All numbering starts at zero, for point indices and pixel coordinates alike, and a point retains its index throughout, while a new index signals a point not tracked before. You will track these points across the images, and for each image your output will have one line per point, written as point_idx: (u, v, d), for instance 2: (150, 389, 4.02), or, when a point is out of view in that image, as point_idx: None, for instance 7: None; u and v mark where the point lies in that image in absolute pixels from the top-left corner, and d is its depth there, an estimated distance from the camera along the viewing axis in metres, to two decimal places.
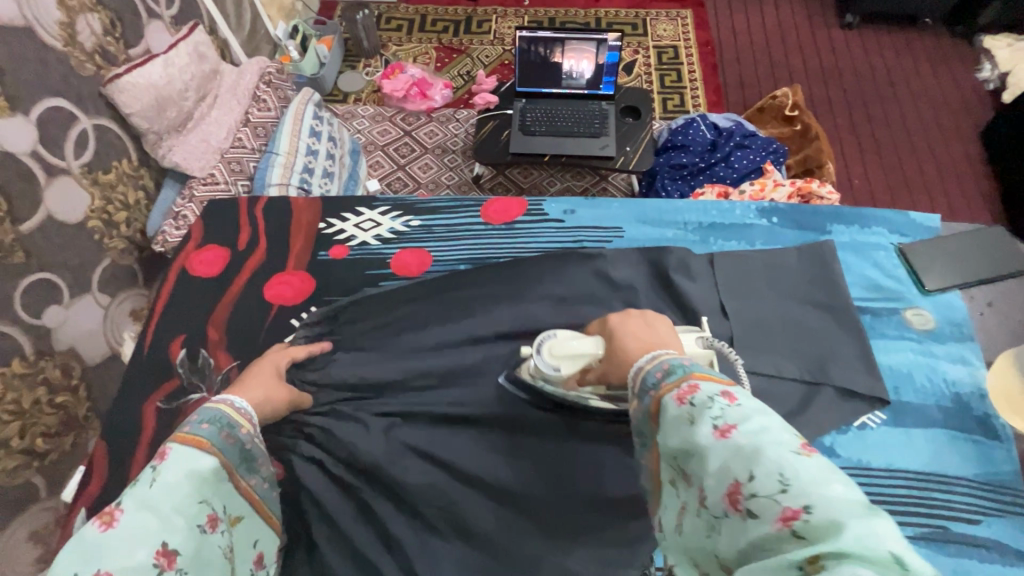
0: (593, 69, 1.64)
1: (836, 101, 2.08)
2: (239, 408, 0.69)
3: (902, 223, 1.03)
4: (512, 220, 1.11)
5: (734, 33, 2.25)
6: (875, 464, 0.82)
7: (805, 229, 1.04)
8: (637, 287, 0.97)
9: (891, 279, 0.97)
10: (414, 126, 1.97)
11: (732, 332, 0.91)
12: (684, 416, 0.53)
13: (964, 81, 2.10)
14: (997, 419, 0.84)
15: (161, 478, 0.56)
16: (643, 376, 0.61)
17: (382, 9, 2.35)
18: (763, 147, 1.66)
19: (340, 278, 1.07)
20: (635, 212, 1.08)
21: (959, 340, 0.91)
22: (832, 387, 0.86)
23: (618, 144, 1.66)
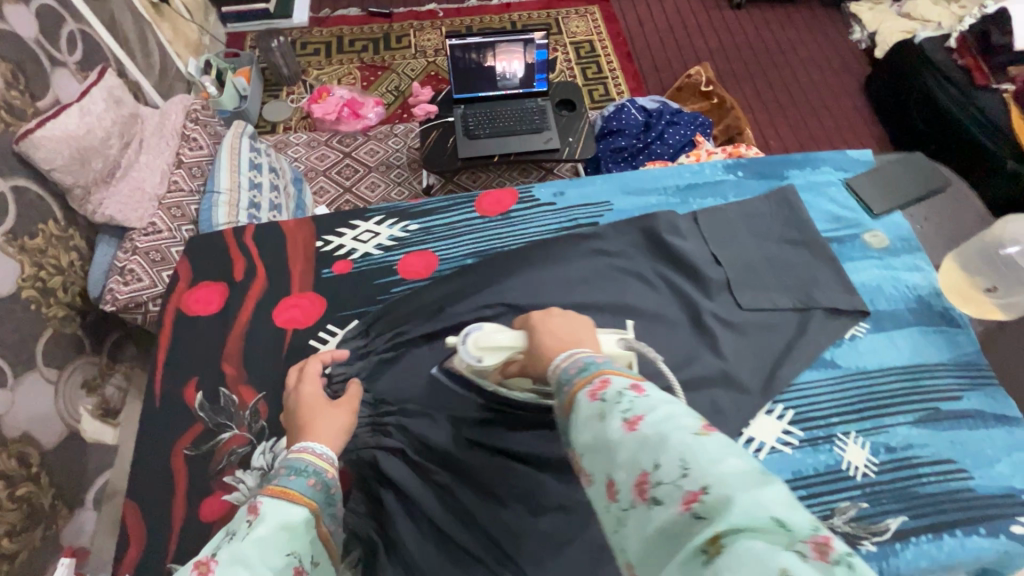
0: (524, 68, 1.71)
1: (741, 73, 2.28)
2: (322, 452, 0.70)
3: (843, 161, 1.17)
4: (508, 209, 1.13)
5: (640, 23, 2.40)
6: (870, 367, 0.92)
7: (767, 178, 1.14)
8: (633, 253, 1.02)
9: (847, 209, 1.09)
10: (353, 146, 1.96)
11: (727, 277, 0.99)
12: (594, 410, 0.50)
13: (841, 43, 2.38)
14: (953, 309, 0.98)
15: (255, 531, 0.57)
16: (559, 376, 0.58)
17: (295, 34, 2.30)
18: (691, 122, 1.79)
19: (349, 293, 1.05)
20: (618, 185, 1.14)
21: (911, 251, 1.04)
22: (821, 309, 0.96)
23: (560, 136, 1.73)
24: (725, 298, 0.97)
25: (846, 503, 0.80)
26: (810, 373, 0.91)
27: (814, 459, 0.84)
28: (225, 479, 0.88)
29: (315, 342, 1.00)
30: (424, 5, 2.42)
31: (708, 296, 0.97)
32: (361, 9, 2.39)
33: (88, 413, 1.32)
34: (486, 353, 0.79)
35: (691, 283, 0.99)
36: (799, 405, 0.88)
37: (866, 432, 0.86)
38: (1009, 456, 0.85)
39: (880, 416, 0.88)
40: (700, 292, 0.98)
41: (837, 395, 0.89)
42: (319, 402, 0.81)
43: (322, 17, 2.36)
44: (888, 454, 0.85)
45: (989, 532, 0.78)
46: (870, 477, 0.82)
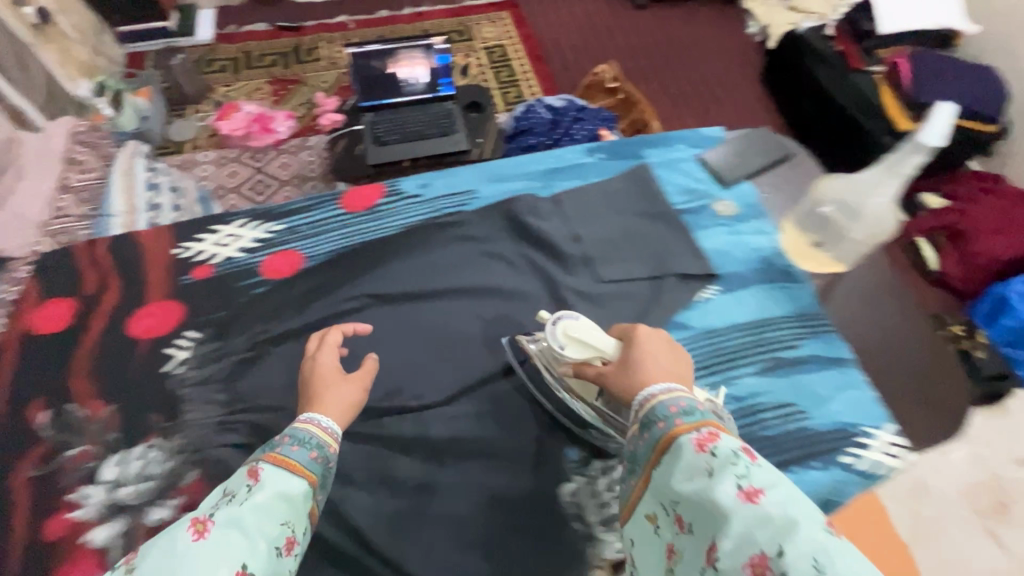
0: (428, 73, 1.75)
1: (646, 69, 2.38)
2: (327, 426, 0.76)
3: (697, 138, 1.22)
4: (375, 202, 1.14)
5: (549, 26, 2.47)
6: (719, 325, 0.98)
7: (625, 158, 1.19)
8: (496, 236, 1.07)
9: (698, 182, 1.15)
10: (265, 161, 1.92)
11: (584, 253, 1.04)
12: (703, 464, 0.58)
13: (737, 36, 2.53)
14: (794, 267, 1.05)
15: (254, 497, 0.62)
16: (647, 414, 0.65)
17: (199, 52, 2.25)
18: (595, 117, 1.86)
19: (215, 297, 1.03)
20: (483, 174, 1.17)
21: (757, 216, 1.11)
22: (673, 275, 1.02)
23: (469, 138, 1.75)
24: (582, 272, 1.02)
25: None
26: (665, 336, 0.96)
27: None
28: (69, 497, 0.85)
29: (169, 350, 0.98)
30: (334, 17, 2.41)
31: (566, 271, 1.03)
32: (268, 24, 2.36)
33: None
34: (571, 343, 0.83)
35: (551, 261, 1.04)
36: None
37: (715, 384, 0.91)
38: (841, 393, 0.92)
39: (729, 369, 0.93)
40: (559, 267, 1.03)
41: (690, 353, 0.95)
42: (334, 375, 0.84)
43: (228, 33, 2.31)
44: (736, 403, 0.90)
45: (823, 466, 0.85)
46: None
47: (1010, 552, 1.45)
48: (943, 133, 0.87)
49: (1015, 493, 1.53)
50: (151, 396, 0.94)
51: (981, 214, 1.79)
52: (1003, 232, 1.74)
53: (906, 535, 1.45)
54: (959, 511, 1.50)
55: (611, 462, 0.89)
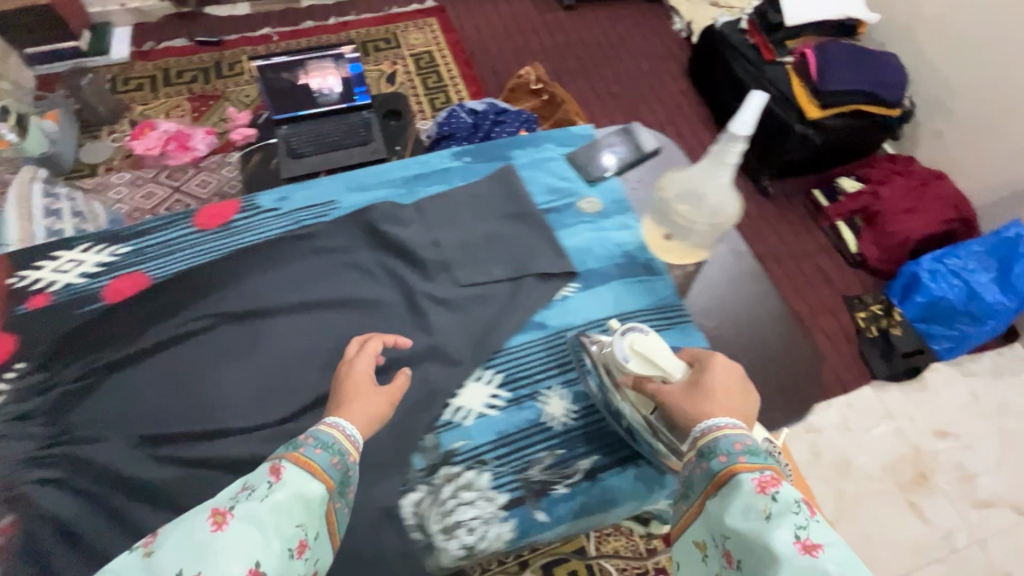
0: (341, 83, 1.72)
1: (574, 69, 2.40)
2: (349, 432, 0.71)
3: (566, 138, 1.21)
4: (229, 219, 1.06)
5: (477, 31, 2.47)
6: (577, 321, 0.98)
7: (492, 162, 1.16)
8: (355, 247, 1.02)
9: (564, 180, 1.14)
10: (183, 180, 1.88)
11: (445, 258, 1.00)
12: (761, 506, 0.56)
13: (665, 33, 2.56)
14: (655, 261, 1.06)
15: (274, 495, 0.58)
16: (708, 445, 0.64)
17: (115, 70, 2.18)
18: (517, 118, 1.86)
19: (47, 328, 0.95)
20: (347, 183, 1.11)
21: (620, 213, 1.11)
22: (531, 274, 1.00)
23: (387, 146, 1.74)
24: (443, 278, 0.99)
25: (542, 454, 0.87)
26: (521, 335, 0.96)
27: (517, 417, 0.89)
28: None
29: None
30: (257, 30, 2.38)
31: (426, 279, 0.99)
32: (187, 39, 2.30)
33: None
34: (637, 358, 0.79)
35: (411, 269, 1.00)
36: (508, 365, 0.93)
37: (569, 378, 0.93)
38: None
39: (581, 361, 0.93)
40: (419, 276, 0.99)
41: (545, 351, 0.95)
42: (364, 384, 0.79)
43: (145, 50, 2.25)
44: (586, 401, 0.92)
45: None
46: (566, 425, 0.89)
47: (929, 522, 1.49)
48: (751, 123, 0.87)
49: (937, 465, 1.57)
50: None
51: (894, 195, 1.84)
52: (915, 210, 1.80)
53: (830, 513, 1.48)
54: (881, 486, 1.53)
55: (458, 469, 0.84)
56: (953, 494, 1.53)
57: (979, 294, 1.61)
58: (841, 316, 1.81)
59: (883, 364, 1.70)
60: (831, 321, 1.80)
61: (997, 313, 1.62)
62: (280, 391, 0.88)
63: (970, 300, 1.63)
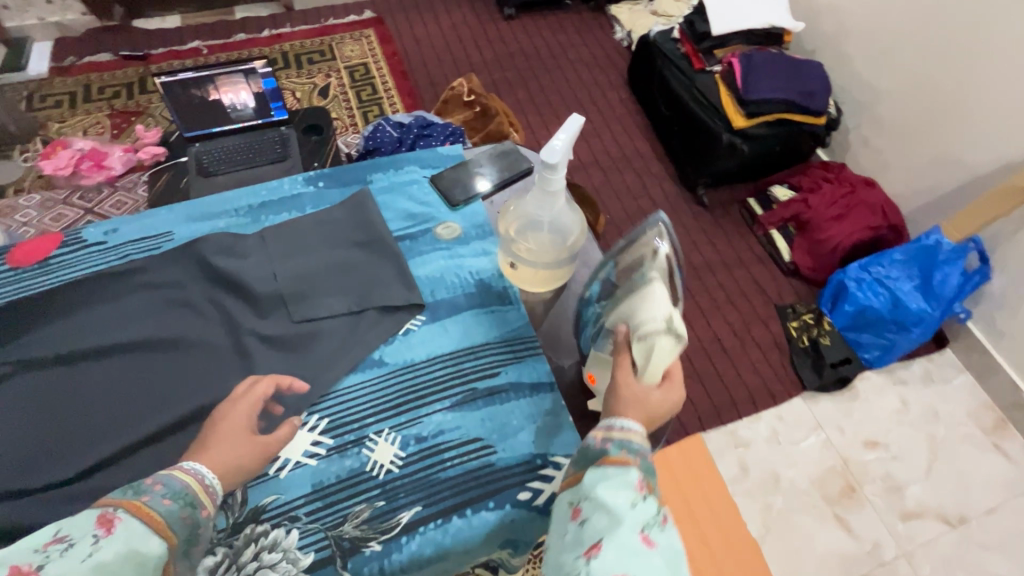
0: (255, 98, 1.66)
1: (513, 80, 2.36)
2: (209, 482, 0.65)
3: (433, 158, 1.06)
4: (45, 256, 0.88)
5: (415, 42, 2.44)
6: (418, 359, 0.82)
7: (349, 185, 1.01)
8: (186, 280, 0.85)
9: (423, 205, 0.98)
10: (98, 201, 1.81)
11: (280, 292, 0.84)
12: (631, 496, 0.63)
13: (606, 43, 2.55)
14: (512, 290, 0.90)
15: (96, 555, 0.54)
16: (620, 436, 0.67)
17: (32, 86, 2.10)
18: (443, 132, 1.82)
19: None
20: (182, 212, 0.94)
21: (483, 237, 0.96)
22: (374, 309, 0.85)
23: (305, 163, 1.68)
24: (280, 315, 0.84)
25: (362, 507, 0.71)
26: (350, 379, 0.80)
27: (338, 466, 0.74)
28: None
29: None
30: (187, 43, 2.31)
31: (259, 315, 0.83)
32: (112, 53, 2.23)
33: None
34: (640, 343, 0.73)
35: (243, 303, 0.84)
36: (335, 414, 0.77)
37: (400, 427, 0.77)
38: (535, 421, 0.78)
39: (417, 407, 0.78)
40: (251, 311, 0.83)
41: (377, 393, 0.79)
42: (237, 431, 0.70)
43: (65, 65, 2.17)
44: (418, 444, 0.76)
45: (496, 505, 0.73)
46: (391, 474, 0.73)
47: (856, 535, 1.47)
48: (563, 146, 0.72)
49: (864, 476, 1.55)
50: None
51: (822, 203, 1.84)
52: (841, 219, 1.81)
53: (756, 530, 1.46)
54: (809, 500, 1.51)
55: (264, 528, 0.69)
56: (880, 505, 1.51)
57: (902, 302, 1.61)
58: (773, 326, 1.79)
59: (813, 374, 1.69)
60: (763, 331, 1.78)
61: (923, 321, 1.61)
62: (59, 448, 0.72)
63: (895, 308, 1.63)
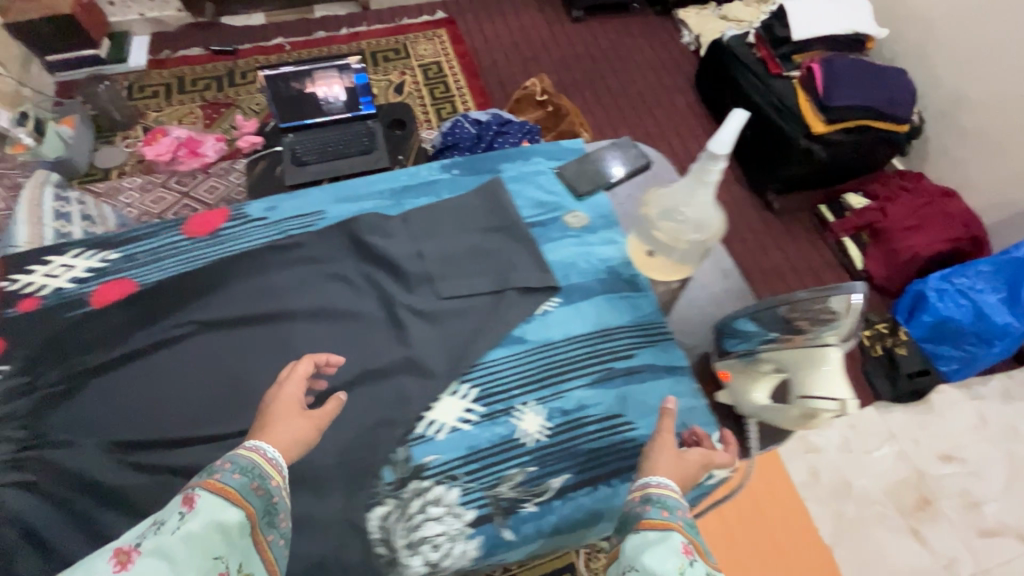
0: (346, 92, 1.74)
1: (581, 81, 2.39)
2: (272, 457, 0.67)
3: (557, 151, 1.20)
4: (217, 228, 1.06)
5: (486, 42, 2.50)
6: (555, 338, 0.96)
7: (481, 174, 1.15)
8: (341, 259, 1.02)
9: (551, 194, 1.11)
10: (192, 185, 1.93)
11: (426, 271, 1.00)
12: (677, 563, 0.57)
13: (672, 47, 2.55)
14: (640, 277, 1.03)
15: (186, 525, 0.55)
16: (657, 498, 0.67)
17: (132, 78, 2.25)
18: (520, 130, 1.87)
19: (32, 335, 0.95)
20: (332, 194, 1.11)
21: (608, 226, 1.08)
22: (513, 289, 0.98)
23: (390, 155, 1.76)
24: (425, 291, 0.99)
25: (515, 470, 0.86)
26: (496, 352, 0.94)
27: (490, 433, 0.88)
28: None
29: None
30: (271, 40, 2.43)
31: (408, 290, 0.99)
32: (203, 48, 2.37)
33: None
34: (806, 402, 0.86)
35: (394, 280, 1.00)
36: (485, 385, 0.91)
37: (543, 400, 0.90)
38: (671, 404, 0.91)
39: (558, 383, 0.92)
40: (402, 286, 0.99)
41: (520, 368, 0.93)
42: (291, 410, 0.74)
43: (162, 58, 2.32)
44: (563, 416, 0.90)
45: (641, 476, 0.86)
46: (540, 442, 0.88)
47: (932, 549, 1.45)
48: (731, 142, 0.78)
49: (940, 491, 1.52)
50: None
51: (900, 212, 1.80)
52: (920, 227, 1.76)
53: (828, 536, 1.45)
54: (881, 511, 1.49)
55: (427, 484, 0.84)
56: (957, 521, 1.49)
57: (987, 314, 1.57)
58: None
59: (886, 385, 1.67)
60: None
61: (1008, 335, 1.57)
62: (246, 401, 0.89)
63: (977, 320, 1.59)
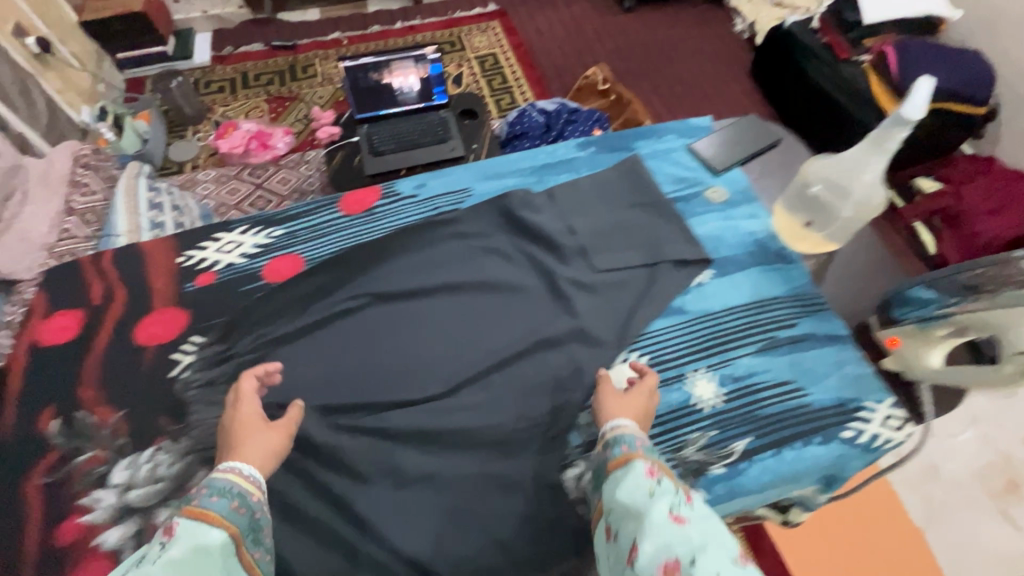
0: (421, 82, 1.78)
1: (637, 70, 2.40)
2: (247, 474, 0.71)
3: (686, 129, 1.29)
4: (371, 205, 1.16)
5: (539, 33, 2.51)
6: (715, 308, 1.02)
7: (617, 151, 1.25)
8: (491, 233, 1.09)
9: (689, 170, 1.20)
10: (264, 177, 1.92)
11: (582, 245, 1.07)
12: (646, 486, 0.65)
13: (725, 35, 2.54)
14: (787, 249, 1.09)
15: (167, 553, 0.58)
16: (615, 438, 0.74)
17: (197, 74, 2.30)
18: (589, 118, 1.87)
19: (212, 306, 1.04)
20: (477, 172, 1.21)
21: (750, 201, 1.16)
22: (668, 262, 1.05)
23: (465, 144, 1.78)
24: (581, 264, 1.05)
25: (697, 435, 0.89)
26: (660, 321, 1.00)
27: (667, 398, 0.92)
28: (81, 501, 0.87)
29: (175, 355, 0.99)
30: (328, 34, 2.46)
31: (564, 263, 1.06)
32: (264, 44, 2.41)
33: None
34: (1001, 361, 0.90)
35: (549, 254, 1.07)
36: (654, 354, 0.97)
37: (713, 366, 0.95)
38: (839, 371, 0.95)
39: (725, 350, 0.97)
40: (557, 260, 1.06)
41: (685, 338, 0.98)
42: (253, 424, 0.79)
43: (224, 54, 2.36)
44: (734, 383, 0.94)
45: (824, 440, 0.89)
46: (718, 407, 0.91)
47: None
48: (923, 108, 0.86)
49: None
50: (165, 390, 0.96)
51: (975, 195, 1.74)
52: (999, 210, 1.69)
53: (918, 517, 1.45)
54: (969, 493, 1.48)
55: None
56: None
57: None
58: None
59: None
60: None
61: None
62: (429, 369, 0.95)
63: None
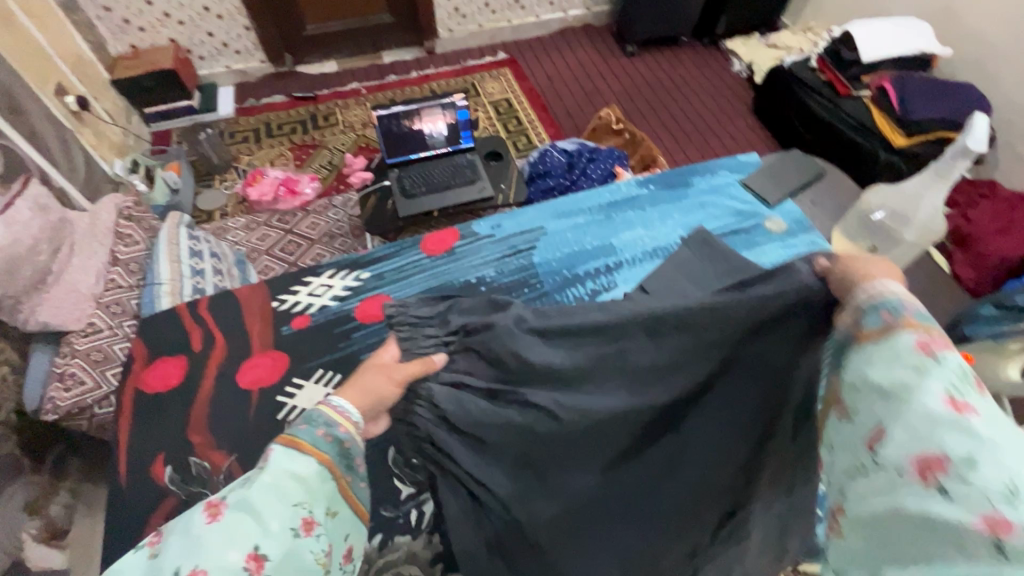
0: (448, 127, 1.84)
1: (645, 110, 2.52)
2: (343, 411, 0.69)
3: (737, 164, 1.40)
4: (451, 246, 1.25)
5: (548, 77, 2.64)
6: None
7: (675, 188, 1.36)
8: None
9: (747, 204, 1.30)
10: (294, 223, 1.96)
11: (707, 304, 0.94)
12: (915, 362, 0.47)
13: (724, 74, 2.68)
14: None
15: (260, 476, 0.60)
16: (873, 296, 0.55)
17: (222, 125, 2.38)
18: (609, 156, 1.96)
19: (307, 347, 1.10)
20: (549, 212, 1.31)
21: (807, 230, 1.25)
22: None
23: (493, 184, 1.85)
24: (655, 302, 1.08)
25: None
26: None
27: None
28: None
29: (282, 398, 1.03)
30: (347, 85, 2.56)
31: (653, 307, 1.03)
32: (285, 95, 2.50)
33: (32, 538, 1.21)
34: None
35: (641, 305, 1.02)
36: None
37: None
38: None
39: None
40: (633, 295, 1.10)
41: None
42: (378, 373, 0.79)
43: (247, 106, 2.45)
44: None
45: None
46: None
47: None
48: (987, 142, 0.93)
49: None
50: (267, 433, 0.99)
51: (983, 217, 1.78)
52: (1008, 231, 1.72)
53: None
54: None
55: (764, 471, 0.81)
56: None
57: None
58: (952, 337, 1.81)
59: None
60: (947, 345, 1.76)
61: None
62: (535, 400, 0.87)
63: None
